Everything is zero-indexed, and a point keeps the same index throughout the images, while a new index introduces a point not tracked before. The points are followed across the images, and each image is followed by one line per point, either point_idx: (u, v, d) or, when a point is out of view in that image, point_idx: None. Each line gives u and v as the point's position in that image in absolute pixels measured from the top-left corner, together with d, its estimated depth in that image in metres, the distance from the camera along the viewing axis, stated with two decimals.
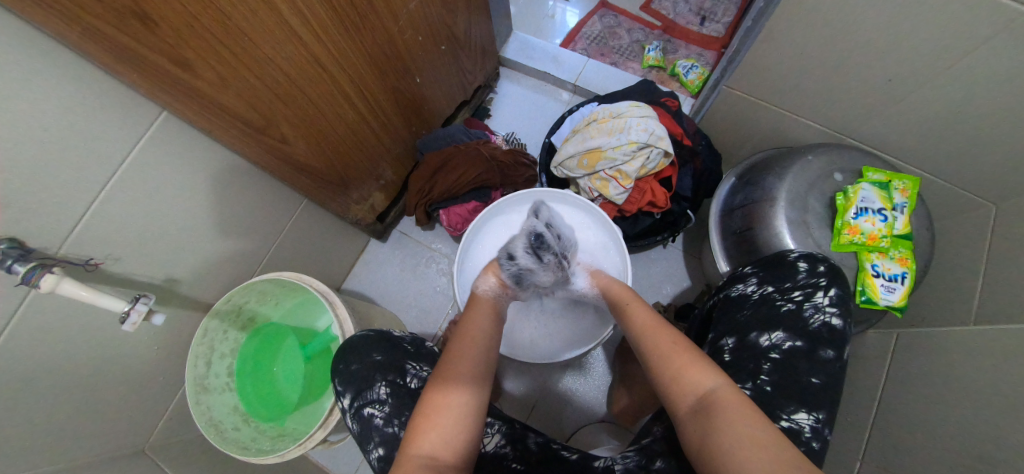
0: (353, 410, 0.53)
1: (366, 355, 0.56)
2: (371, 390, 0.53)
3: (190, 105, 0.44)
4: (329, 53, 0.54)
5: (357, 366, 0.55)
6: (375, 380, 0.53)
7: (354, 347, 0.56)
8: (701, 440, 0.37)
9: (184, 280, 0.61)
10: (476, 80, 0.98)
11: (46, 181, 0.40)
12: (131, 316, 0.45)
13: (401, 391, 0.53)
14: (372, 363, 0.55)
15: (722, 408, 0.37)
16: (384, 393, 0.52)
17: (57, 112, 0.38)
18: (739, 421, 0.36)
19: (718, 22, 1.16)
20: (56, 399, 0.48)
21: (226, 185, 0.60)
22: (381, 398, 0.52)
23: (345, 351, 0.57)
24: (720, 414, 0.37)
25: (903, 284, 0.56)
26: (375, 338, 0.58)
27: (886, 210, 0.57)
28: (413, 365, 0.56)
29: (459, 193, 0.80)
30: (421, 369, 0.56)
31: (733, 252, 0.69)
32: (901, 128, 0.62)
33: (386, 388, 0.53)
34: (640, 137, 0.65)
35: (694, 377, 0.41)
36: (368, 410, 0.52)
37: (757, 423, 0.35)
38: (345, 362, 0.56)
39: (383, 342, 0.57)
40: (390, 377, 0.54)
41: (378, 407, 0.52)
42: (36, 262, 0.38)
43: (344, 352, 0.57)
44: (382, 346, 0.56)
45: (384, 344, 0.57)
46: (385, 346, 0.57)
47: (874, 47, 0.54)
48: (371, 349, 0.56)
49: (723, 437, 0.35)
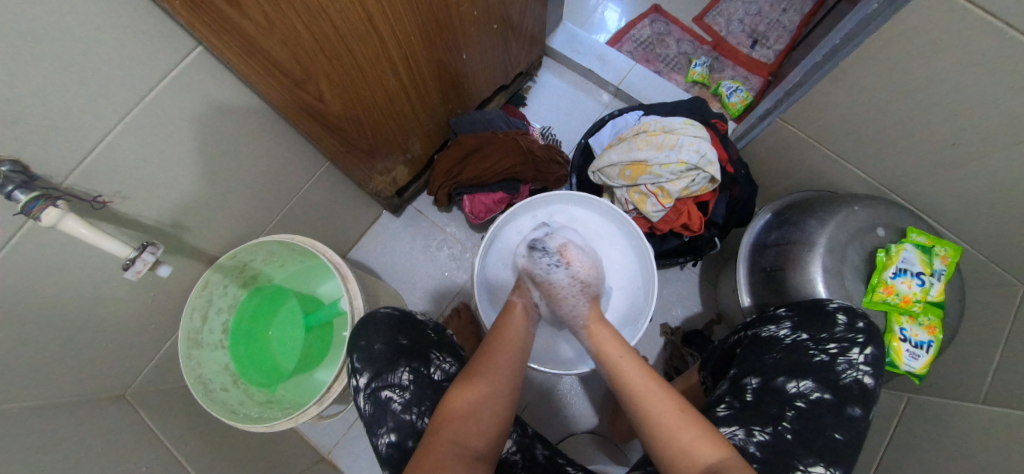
0: (368, 391, 0.52)
1: (392, 337, 0.54)
2: (394, 374, 0.52)
3: (231, 45, 0.40)
4: (383, 11, 0.50)
5: (382, 346, 0.54)
6: (399, 364, 0.52)
7: (380, 324, 0.55)
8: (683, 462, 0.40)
9: (192, 228, 0.57)
10: (519, 65, 0.93)
11: (63, 101, 0.35)
12: (136, 264, 0.42)
13: (424, 381, 0.52)
14: (399, 347, 0.54)
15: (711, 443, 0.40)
16: (406, 379, 0.52)
17: (84, 31, 0.33)
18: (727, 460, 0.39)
19: (770, 48, 1.12)
20: (38, 337, 0.45)
21: (252, 137, 0.57)
22: (403, 383, 0.51)
23: (368, 328, 0.54)
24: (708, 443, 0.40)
25: (928, 352, 0.55)
26: (401, 320, 0.57)
27: (925, 274, 0.55)
28: (438, 355, 0.55)
29: (488, 181, 0.77)
30: (445, 361, 0.55)
31: (758, 288, 0.68)
32: (948, 196, 0.61)
33: (409, 375, 0.52)
34: (691, 158, 0.62)
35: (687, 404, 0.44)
36: (386, 393, 0.51)
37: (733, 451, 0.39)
38: (367, 340, 0.54)
39: (409, 326, 0.56)
40: (415, 364, 0.53)
41: (398, 391, 0.51)
42: (39, 192, 0.35)
43: (367, 329, 0.55)
44: (409, 331, 0.55)
45: (410, 328, 0.56)
46: (412, 331, 0.56)
47: (945, 109, 0.53)
48: (398, 332, 0.55)
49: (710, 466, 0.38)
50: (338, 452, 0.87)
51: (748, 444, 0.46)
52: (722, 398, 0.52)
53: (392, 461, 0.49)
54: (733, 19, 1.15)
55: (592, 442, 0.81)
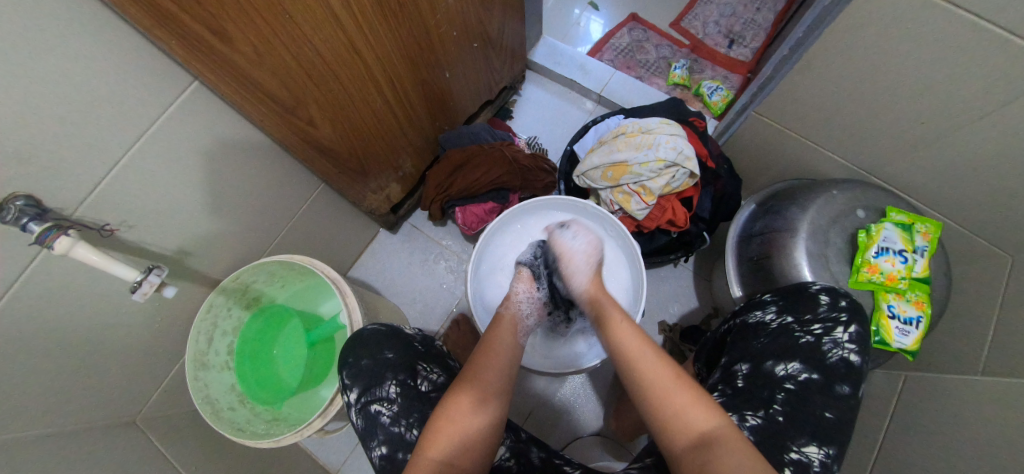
0: (359, 405, 0.54)
1: (378, 351, 0.56)
2: (381, 387, 0.53)
3: (224, 77, 0.43)
4: (365, 39, 0.53)
5: (369, 361, 0.56)
6: (386, 378, 0.54)
7: (367, 341, 0.57)
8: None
9: (195, 253, 0.60)
10: (502, 80, 0.97)
11: (72, 137, 0.39)
12: (143, 286, 0.44)
13: (411, 392, 0.53)
14: (384, 361, 0.55)
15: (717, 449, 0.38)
16: (393, 392, 0.53)
17: (91, 74, 0.37)
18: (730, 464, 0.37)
19: (746, 47, 1.16)
20: (52, 362, 0.47)
21: (249, 163, 0.60)
22: (390, 396, 0.53)
23: (355, 345, 0.57)
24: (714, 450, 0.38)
25: (918, 329, 0.56)
26: (387, 334, 0.58)
27: (906, 251, 0.57)
28: (425, 366, 0.57)
29: (477, 192, 0.80)
30: (431, 372, 0.57)
31: (747, 278, 0.69)
32: (923, 175, 0.62)
33: (396, 388, 0.54)
34: (669, 155, 0.64)
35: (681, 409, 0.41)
36: (375, 406, 0.52)
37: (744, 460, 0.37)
38: (356, 356, 0.56)
39: (394, 339, 0.58)
40: (401, 377, 0.54)
41: (386, 405, 0.52)
42: (51, 222, 0.38)
43: (355, 347, 0.57)
44: (394, 345, 0.57)
45: (396, 342, 0.58)
46: (398, 344, 0.57)
47: (908, 90, 0.55)
48: (384, 345, 0.57)
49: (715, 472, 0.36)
50: (345, 470, 0.87)
51: (742, 429, 0.48)
52: (716, 386, 0.55)
53: (386, 473, 0.50)
54: (708, 22, 1.19)
55: (597, 443, 0.81)
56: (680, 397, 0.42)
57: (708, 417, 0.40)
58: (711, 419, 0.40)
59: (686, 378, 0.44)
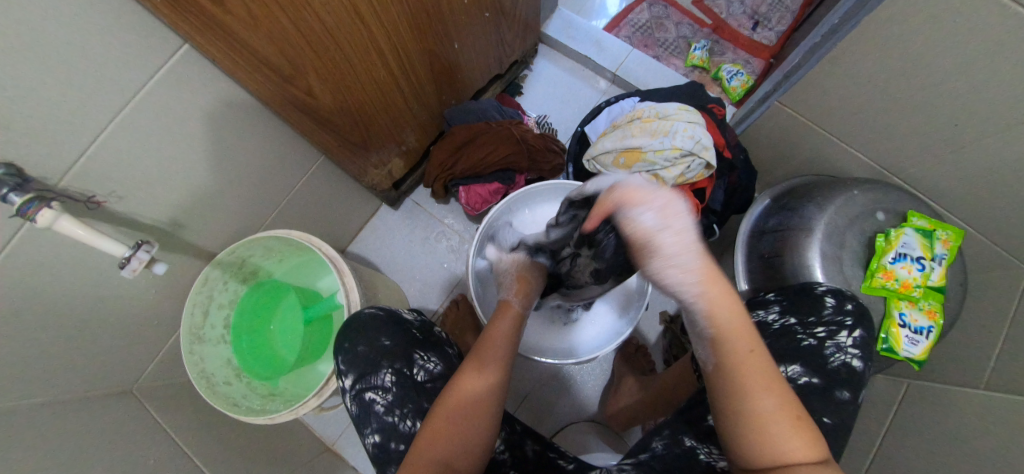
0: (354, 392, 0.54)
1: (375, 338, 0.56)
2: (377, 376, 0.53)
3: (215, 41, 0.40)
4: (370, 3, 0.49)
5: (365, 347, 0.55)
6: (381, 366, 0.54)
7: (364, 326, 0.56)
8: None
9: (189, 226, 0.58)
10: (513, 54, 0.92)
11: (51, 103, 0.35)
12: (132, 262, 0.42)
13: (407, 382, 0.53)
14: (382, 348, 0.55)
15: None
16: (388, 381, 0.53)
17: (70, 35, 0.33)
18: None
19: (771, 30, 1.10)
20: (42, 335, 0.46)
21: (244, 134, 0.57)
22: (385, 385, 0.53)
23: (352, 330, 0.56)
24: None
25: (928, 339, 0.54)
26: (384, 320, 0.58)
27: (925, 259, 0.55)
28: (422, 355, 0.56)
29: (483, 172, 0.77)
30: (429, 361, 0.56)
31: (756, 275, 0.67)
32: (949, 178, 0.60)
33: (391, 376, 0.54)
34: (685, 144, 0.61)
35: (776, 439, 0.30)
36: (370, 394, 0.53)
37: None
38: (351, 342, 0.56)
39: (391, 326, 0.57)
40: (397, 366, 0.54)
41: (381, 393, 0.53)
42: (34, 194, 0.35)
43: (349, 332, 0.56)
44: (391, 331, 0.56)
45: (393, 328, 0.57)
46: (395, 331, 0.57)
47: (948, 90, 0.51)
48: (380, 332, 0.56)
49: None
50: (342, 443, 0.89)
51: None
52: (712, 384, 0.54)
53: (379, 460, 0.52)
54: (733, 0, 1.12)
55: (592, 429, 0.82)
56: (770, 407, 0.31)
57: (803, 447, 0.29)
58: (812, 451, 0.29)
59: (781, 380, 0.32)
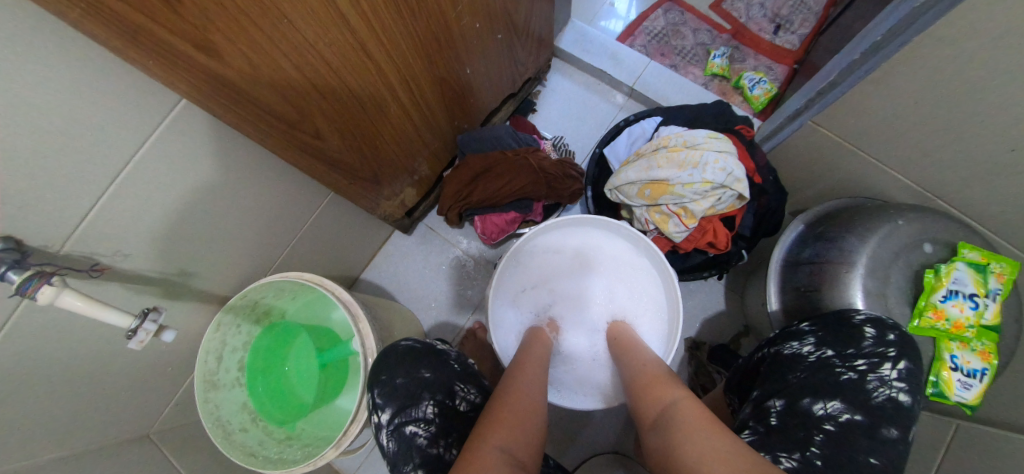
0: (391, 427, 0.53)
1: (415, 370, 0.56)
2: (418, 408, 0.53)
3: (217, 97, 0.38)
4: (377, 40, 0.46)
5: (403, 380, 0.55)
6: (422, 398, 0.54)
7: (401, 360, 0.56)
8: (666, 452, 0.39)
9: (200, 273, 0.56)
10: (527, 71, 0.88)
11: (48, 172, 0.33)
12: (138, 334, 0.40)
13: (450, 412, 0.54)
14: (421, 380, 0.55)
15: (689, 423, 0.40)
16: (430, 412, 0.53)
17: (63, 101, 0.31)
18: (702, 434, 0.38)
19: (795, 33, 1.04)
20: (55, 398, 0.44)
21: (252, 176, 0.55)
22: (427, 417, 0.53)
23: (389, 363, 0.56)
24: (683, 424, 0.40)
25: (982, 382, 0.50)
26: (422, 353, 0.58)
27: (979, 296, 0.50)
28: (462, 387, 0.57)
29: (500, 202, 0.74)
30: (469, 393, 0.57)
31: (793, 309, 0.64)
32: (1005, 204, 0.55)
33: (433, 408, 0.54)
34: (717, 177, 0.57)
35: (664, 396, 0.45)
36: (411, 428, 0.52)
37: (725, 433, 0.38)
38: (389, 375, 0.55)
39: (430, 358, 0.58)
40: (439, 397, 0.55)
41: (423, 426, 0.53)
42: (32, 271, 0.33)
43: (388, 363, 0.56)
44: (431, 363, 0.57)
45: (432, 360, 0.58)
46: (434, 363, 0.57)
47: (1008, 115, 0.47)
48: (420, 364, 0.57)
49: (685, 444, 0.38)
50: None
51: None
52: (748, 423, 0.53)
53: None
54: (753, 3, 1.07)
55: (616, 462, 0.78)
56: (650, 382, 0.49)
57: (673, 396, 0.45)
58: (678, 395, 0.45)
59: (667, 375, 0.49)
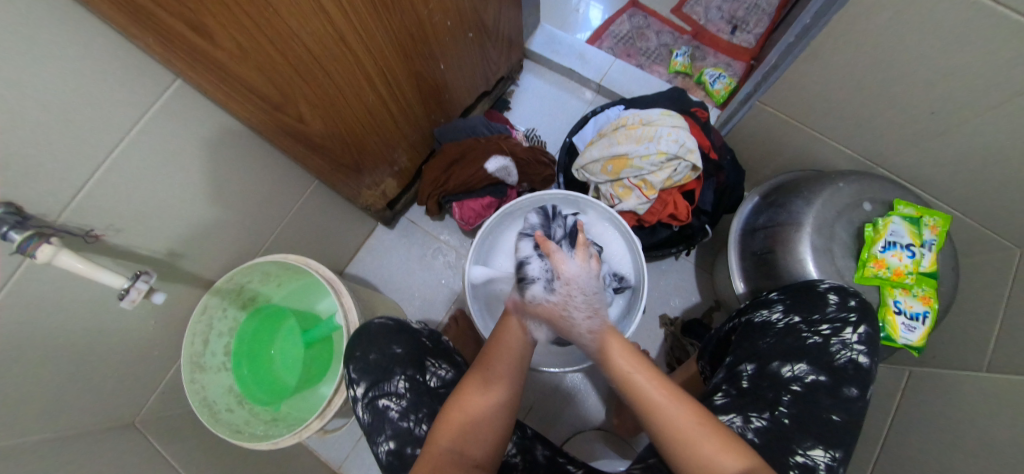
0: (366, 400, 0.55)
1: (387, 346, 0.57)
2: (390, 382, 0.55)
3: (204, 73, 0.41)
4: (354, 30, 0.51)
5: (376, 356, 0.57)
6: (394, 373, 0.56)
7: (376, 335, 0.58)
8: None
9: (187, 255, 0.59)
10: (498, 70, 0.94)
11: (47, 143, 0.37)
12: (130, 293, 0.43)
13: (421, 387, 0.55)
14: (393, 355, 0.57)
15: None
16: (402, 387, 0.55)
17: (62, 73, 0.35)
18: None
19: (750, 33, 1.12)
20: (44, 372, 0.46)
21: (238, 162, 0.58)
22: (399, 391, 0.54)
23: (363, 338, 0.58)
24: None
25: (924, 324, 0.55)
26: (395, 330, 0.60)
27: (914, 246, 0.55)
28: (433, 362, 0.59)
29: (475, 187, 0.79)
30: (441, 368, 0.59)
31: (750, 273, 0.68)
32: (932, 164, 0.61)
33: (405, 383, 0.55)
34: (671, 148, 0.63)
35: None
36: (384, 401, 0.54)
37: None
38: (363, 350, 0.57)
39: (403, 335, 0.59)
40: (410, 372, 0.56)
41: (395, 399, 0.54)
42: (33, 230, 0.36)
43: (361, 340, 0.58)
44: (402, 340, 0.58)
45: (404, 337, 0.59)
46: (407, 340, 0.59)
47: (920, 79, 0.52)
48: (392, 341, 0.58)
49: None
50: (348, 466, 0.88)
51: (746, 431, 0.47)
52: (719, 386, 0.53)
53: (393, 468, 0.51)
54: (710, 8, 1.16)
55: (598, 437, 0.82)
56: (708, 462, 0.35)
57: None
58: None
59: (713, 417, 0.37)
